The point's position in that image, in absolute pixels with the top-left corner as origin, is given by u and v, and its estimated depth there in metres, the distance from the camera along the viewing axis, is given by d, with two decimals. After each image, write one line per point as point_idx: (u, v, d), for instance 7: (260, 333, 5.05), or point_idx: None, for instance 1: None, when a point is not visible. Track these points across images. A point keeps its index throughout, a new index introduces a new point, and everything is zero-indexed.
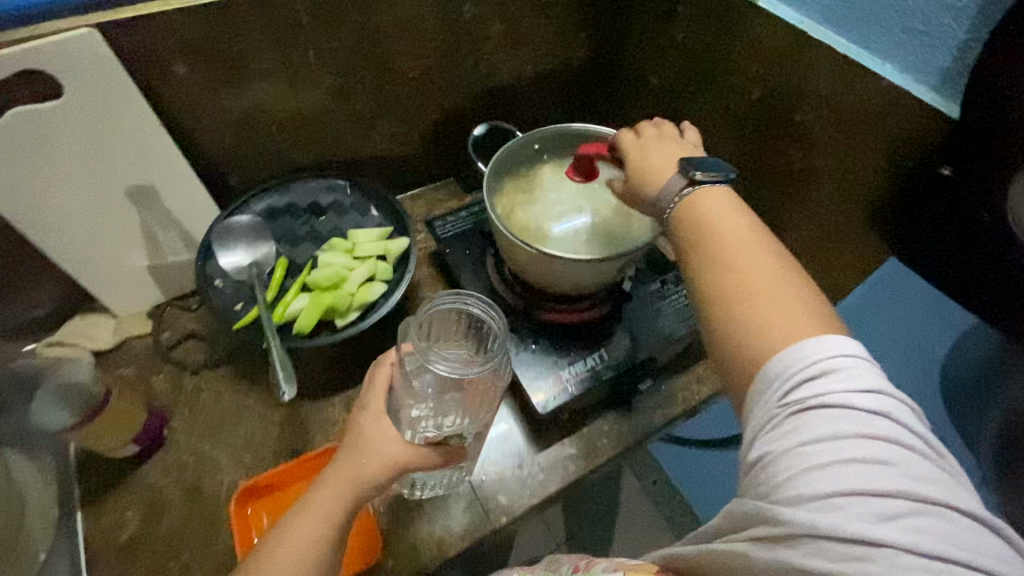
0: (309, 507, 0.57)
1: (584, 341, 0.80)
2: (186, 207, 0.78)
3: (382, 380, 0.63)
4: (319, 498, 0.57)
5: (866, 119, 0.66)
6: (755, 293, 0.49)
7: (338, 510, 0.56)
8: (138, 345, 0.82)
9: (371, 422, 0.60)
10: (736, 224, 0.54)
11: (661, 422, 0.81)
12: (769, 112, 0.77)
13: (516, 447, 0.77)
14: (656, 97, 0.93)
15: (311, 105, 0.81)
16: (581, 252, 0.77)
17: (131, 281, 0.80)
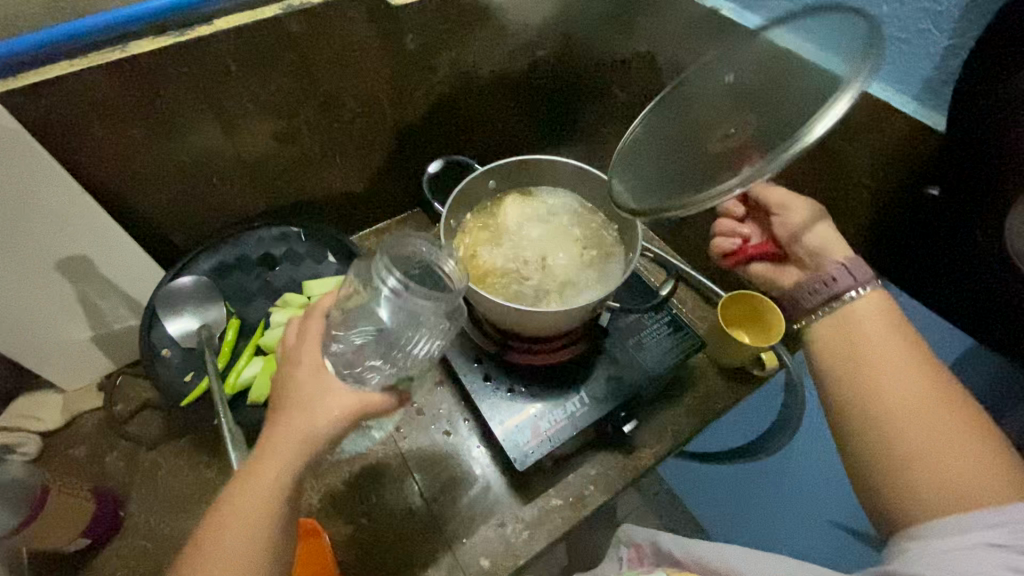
0: (246, 492, 0.46)
1: (563, 384, 0.75)
2: (126, 273, 0.73)
3: (314, 333, 0.51)
4: (256, 481, 0.46)
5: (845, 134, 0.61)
6: (921, 410, 0.47)
7: (281, 491, 0.46)
8: (90, 421, 0.77)
9: (290, 408, 0.48)
10: (897, 347, 0.51)
11: (652, 463, 0.75)
12: None
13: (498, 502, 0.72)
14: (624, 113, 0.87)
15: (253, 152, 0.75)
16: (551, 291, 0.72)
17: (75, 355, 0.75)
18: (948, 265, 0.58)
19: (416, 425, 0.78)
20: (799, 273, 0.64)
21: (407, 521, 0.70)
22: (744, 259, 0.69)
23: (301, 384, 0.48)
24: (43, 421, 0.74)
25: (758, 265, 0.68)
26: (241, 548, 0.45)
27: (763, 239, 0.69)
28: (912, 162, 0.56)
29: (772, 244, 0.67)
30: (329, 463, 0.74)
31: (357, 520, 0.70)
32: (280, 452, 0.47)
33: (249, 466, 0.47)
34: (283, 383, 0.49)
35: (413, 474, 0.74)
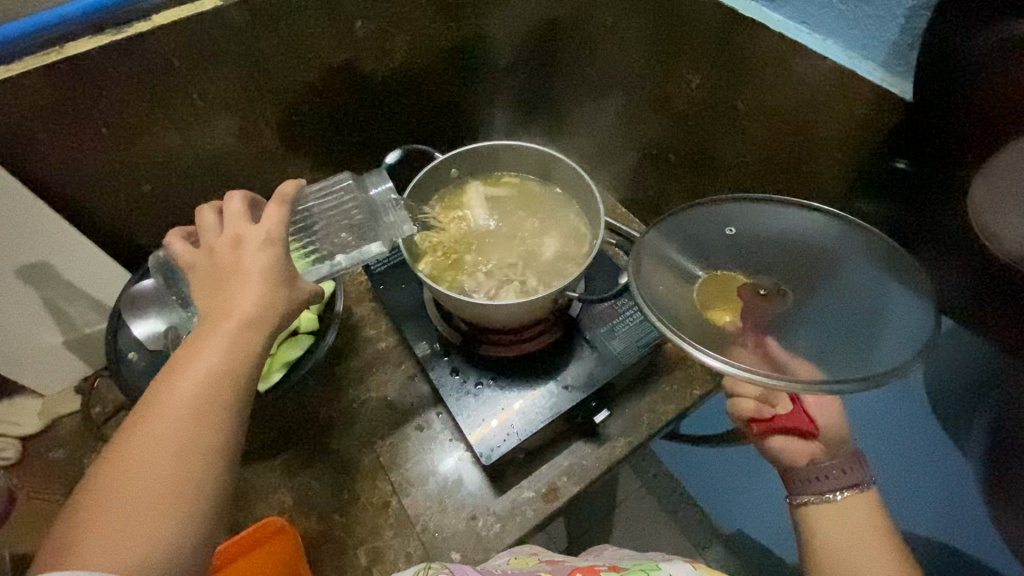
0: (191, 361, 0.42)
1: (532, 373, 0.73)
2: (90, 277, 0.73)
3: (270, 217, 0.48)
4: (208, 349, 0.42)
5: (812, 104, 0.58)
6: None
7: (243, 363, 0.43)
8: (69, 424, 0.78)
9: (238, 285, 0.44)
10: (868, 522, 0.53)
11: (627, 452, 0.74)
12: (708, 103, 0.69)
13: (466, 494, 0.71)
14: (594, 90, 0.84)
15: (210, 149, 0.74)
16: (515, 277, 0.70)
17: (49, 360, 0.76)
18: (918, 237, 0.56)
19: (388, 419, 0.77)
20: (821, 447, 0.56)
21: (378, 516, 0.70)
22: (769, 428, 0.58)
23: (248, 262, 0.46)
24: (22, 426, 0.76)
25: (784, 437, 0.57)
26: (200, 427, 0.40)
27: (792, 404, 0.58)
28: (885, 130, 0.53)
29: (805, 416, 0.57)
30: (302, 459, 0.75)
31: (329, 516, 0.71)
32: (245, 327, 0.43)
33: (198, 342, 0.43)
34: (225, 265, 0.46)
35: (385, 468, 0.73)
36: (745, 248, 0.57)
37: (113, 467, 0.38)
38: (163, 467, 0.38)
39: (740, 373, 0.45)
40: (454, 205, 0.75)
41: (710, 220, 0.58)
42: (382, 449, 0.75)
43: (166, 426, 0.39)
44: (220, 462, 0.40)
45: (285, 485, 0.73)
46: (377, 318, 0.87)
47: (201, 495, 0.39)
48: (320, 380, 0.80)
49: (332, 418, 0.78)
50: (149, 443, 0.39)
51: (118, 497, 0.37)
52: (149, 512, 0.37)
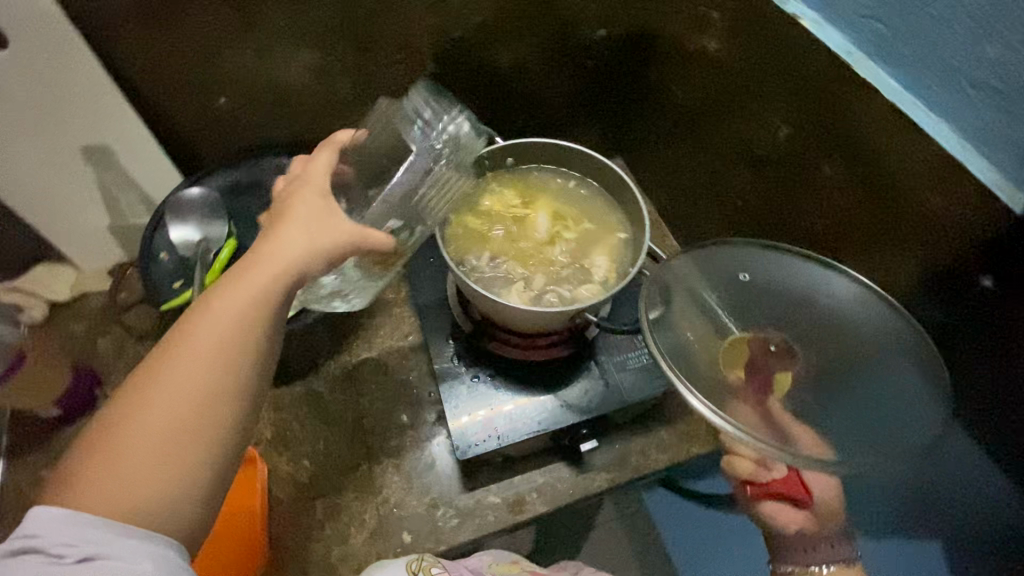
0: (214, 308, 0.40)
1: (531, 383, 0.71)
2: (144, 171, 0.75)
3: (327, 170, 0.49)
4: (231, 299, 0.40)
5: (903, 190, 0.53)
6: None
7: (262, 320, 0.41)
8: (94, 302, 0.82)
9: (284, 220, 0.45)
10: None
11: (605, 488, 0.71)
12: (794, 160, 0.64)
13: (435, 480, 0.70)
14: (677, 115, 0.79)
15: (286, 80, 0.74)
16: (536, 283, 0.67)
17: (92, 238, 0.79)
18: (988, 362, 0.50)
19: (381, 385, 0.77)
20: (814, 517, 0.53)
21: (346, 475, 0.71)
22: (765, 493, 0.53)
23: (298, 215, 0.45)
24: (55, 292, 0.80)
25: (776, 503, 0.53)
26: (218, 374, 0.39)
27: (788, 470, 0.53)
28: (983, 239, 0.48)
29: (801, 486, 0.52)
30: (291, 398, 0.76)
31: (299, 461, 0.71)
32: (271, 283, 0.42)
33: (228, 285, 0.41)
34: (274, 211, 0.46)
35: (365, 431, 0.74)
36: (766, 295, 0.53)
37: (133, 399, 0.37)
38: (180, 408, 0.37)
39: (731, 430, 0.42)
40: (503, 193, 0.72)
41: (726, 261, 0.54)
42: (367, 411, 0.75)
43: (182, 375, 0.38)
44: (230, 416, 0.39)
45: (268, 418, 0.74)
46: (399, 284, 0.87)
47: (213, 442, 0.38)
48: (329, 327, 0.81)
49: (330, 366, 0.79)
50: (163, 381, 0.38)
51: (125, 439, 0.36)
52: (157, 459, 0.36)
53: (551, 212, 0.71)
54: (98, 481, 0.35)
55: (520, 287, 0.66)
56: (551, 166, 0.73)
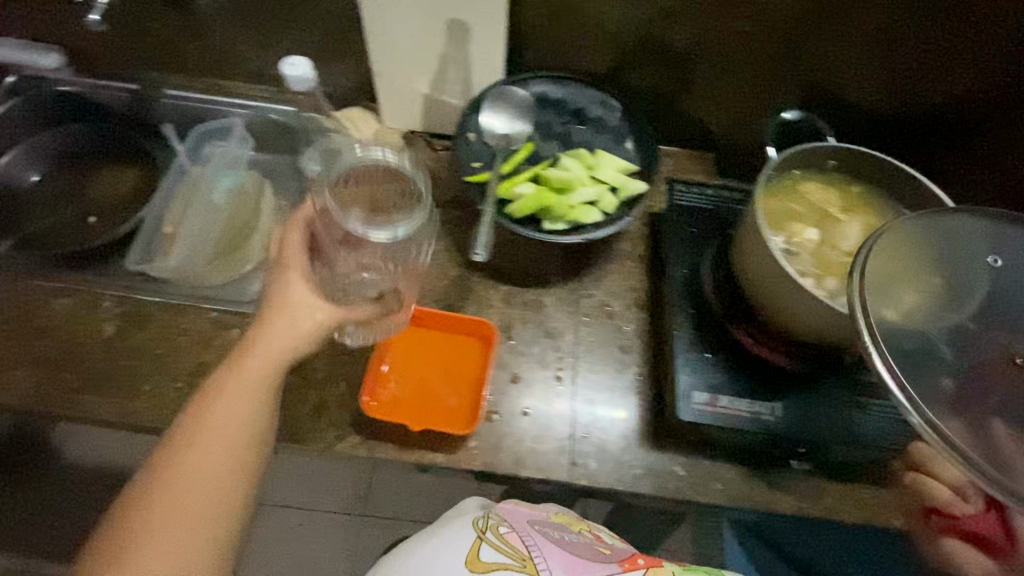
0: (208, 428, 0.56)
1: (761, 384, 0.69)
2: (480, 59, 0.83)
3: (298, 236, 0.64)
4: (216, 424, 0.56)
5: None
6: None
7: (254, 405, 0.57)
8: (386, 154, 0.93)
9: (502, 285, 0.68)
10: None
11: (790, 513, 0.69)
12: None
13: (628, 428, 0.73)
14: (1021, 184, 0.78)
15: (638, 15, 0.80)
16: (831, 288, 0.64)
17: (408, 101, 0.89)
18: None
19: (600, 322, 0.80)
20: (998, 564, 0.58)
21: (550, 387, 0.75)
22: (951, 525, 0.60)
23: (294, 299, 0.60)
24: (361, 134, 0.92)
25: (961, 542, 0.60)
26: (210, 437, 0.55)
27: (988, 509, 0.60)
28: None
29: (997, 526, 0.59)
30: (519, 301, 0.81)
31: (514, 355, 0.77)
32: (244, 375, 0.58)
33: (223, 385, 0.58)
34: (247, 339, 0.60)
35: (575, 355, 0.77)
36: (1014, 284, 0.53)
37: (139, 525, 0.52)
38: (185, 518, 0.54)
39: (948, 454, 0.47)
40: (820, 191, 0.71)
41: (971, 245, 0.55)
42: (582, 339, 0.78)
43: (188, 487, 0.54)
44: (237, 465, 0.56)
45: (496, 308, 0.80)
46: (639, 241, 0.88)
47: (218, 520, 0.55)
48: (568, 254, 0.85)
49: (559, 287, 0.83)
50: (178, 482, 0.54)
51: (147, 553, 0.52)
52: (165, 554, 0.52)
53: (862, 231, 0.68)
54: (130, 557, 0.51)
55: (821, 286, 0.64)
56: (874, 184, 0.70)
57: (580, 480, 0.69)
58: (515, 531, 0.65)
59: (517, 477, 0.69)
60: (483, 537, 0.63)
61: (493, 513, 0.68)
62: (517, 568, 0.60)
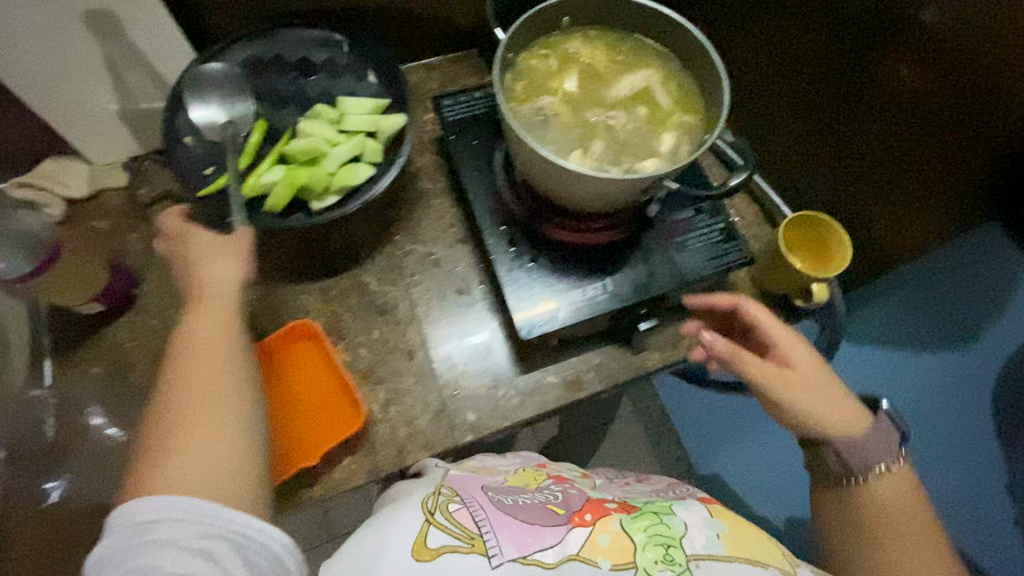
0: (184, 375, 0.48)
1: (593, 265, 0.69)
2: (151, 40, 0.67)
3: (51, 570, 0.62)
4: (189, 377, 0.48)
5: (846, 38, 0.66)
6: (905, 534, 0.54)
7: (224, 338, 0.51)
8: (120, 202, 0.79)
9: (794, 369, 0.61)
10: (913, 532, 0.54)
11: (658, 367, 0.73)
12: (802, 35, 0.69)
13: (495, 365, 0.71)
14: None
15: None
16: (604, 161, 0.60)
17: (100, 125, 0.72)
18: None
19: (430, 275, 0.75)
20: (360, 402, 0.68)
21: (404, 362, 0.71)
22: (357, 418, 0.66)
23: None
24: (71, 188, 0.75)
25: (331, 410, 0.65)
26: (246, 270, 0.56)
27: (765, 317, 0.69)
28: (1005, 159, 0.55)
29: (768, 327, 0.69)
30: (340, 289, 0.74)
31: (356, 349, 0.71)
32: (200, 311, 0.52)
33: (179, 362, 0.49)
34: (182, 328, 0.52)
35: (418, 320, 0.73)
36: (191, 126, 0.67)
37: (159, 455, 0.44)
38: (208, 460, 0.44)
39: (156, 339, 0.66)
40: (582, 50, 0.66)
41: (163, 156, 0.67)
42: (418, 301, 0.74)
43: (194, 452, 0.44)
44: (249, 420, 0.48)
45: (318, 310, 0.72)
46: (437, 173, 0.81)
47: (244, 434, 0.47)
48: (368, 219, 0.77)
49: (375, 258, 0.76)
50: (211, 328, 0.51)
51: (184, 472, 0.43)
52: (195, 454, 0.44)
53: (634, 80, 0.65)
54: (174, 459, 0.44)
55: (602, 164, 0.60)
56: (622, 24, 0.65)
57: (467, 436, 0.67)
58: (466, 505, 0.54)
59: (408, 466, 0.66)
60: (429, 522, 0.52)
61: (444, 486, 0.57)
62: (470, 550, 0.50)
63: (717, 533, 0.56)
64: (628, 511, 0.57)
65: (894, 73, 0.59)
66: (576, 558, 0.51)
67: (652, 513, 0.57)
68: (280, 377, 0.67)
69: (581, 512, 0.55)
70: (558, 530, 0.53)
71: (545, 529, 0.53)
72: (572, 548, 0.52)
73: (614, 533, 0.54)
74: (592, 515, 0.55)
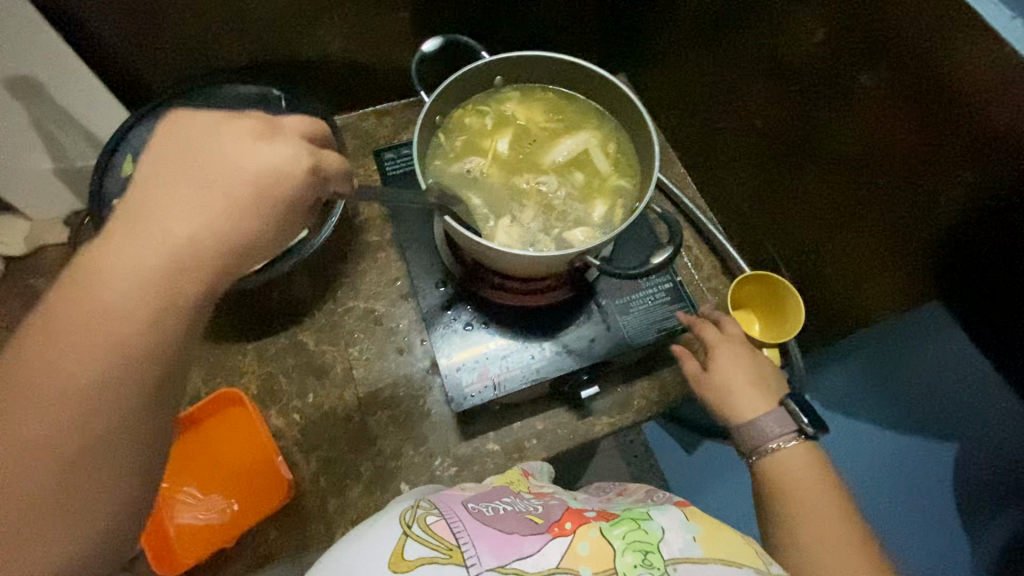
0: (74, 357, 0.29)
1: (533, 328, 0.66)
2: (81, 104, 0.68)
3: None
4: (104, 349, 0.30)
5: (787, 75, 0.59)
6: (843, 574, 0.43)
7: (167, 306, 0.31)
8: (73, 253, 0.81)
9: (721, 358, 0.59)
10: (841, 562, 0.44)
11: (606, 433, 0.69)
12: (751, 69, 0.64)
13: (434, 432, 0.68)
14: (686, 39, 0.71)
15: None
16: (534, 237, 0.59)
17: (39, 184, 0.77)
18: (977, 314, 0.50)
19: (371, 333, 0.72)
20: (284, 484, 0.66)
21: (336, 427, 0.68)
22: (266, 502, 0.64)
23: None
24: None
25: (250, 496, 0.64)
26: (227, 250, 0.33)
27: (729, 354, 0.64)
28: (964, 219, 0.47)
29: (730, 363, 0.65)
30: (276, 349, 0.72)
31: (289, 415, 0.69)
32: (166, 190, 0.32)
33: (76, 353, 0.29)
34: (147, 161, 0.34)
35: (355, 382, 0.70)
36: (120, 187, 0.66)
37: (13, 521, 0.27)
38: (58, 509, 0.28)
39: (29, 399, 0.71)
40: (518, 110, 0.64)
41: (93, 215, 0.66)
42: (356, 362, 0.71)
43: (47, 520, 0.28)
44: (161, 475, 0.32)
45: (253, 372, 0.70)
46: (383, 224, 0.79)
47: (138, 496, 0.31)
48: (309, 274, 0.75)
49: (315, 315, 0.73)
50: (120, 345, 0.29)
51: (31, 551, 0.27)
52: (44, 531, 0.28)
53: (571, 144, 0.64)
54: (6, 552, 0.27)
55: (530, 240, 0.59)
56: (559, 84, 0.63)
57: None
58: (445, 516, 0.41)
59: (334, 540, 0.64)
60: (406, 537, 0.39)
61: (422, 500, 0.44)
62: (446, 561, 0.37)
63: (696, 537, 0.42)
64: (607, 518, 0.44)
65: (838, 130, 0.56)
66: (557, 571, 0.38)
67: (627, 517, 0.43)
68: (212, 452, 0.66)
69: (562, 520, 0.43)
70: (539, 542, 0.39)
71: (521, 537, 0.39)
72: (551, 558, 0.38)
73: (596, 540, 0.40)
74: (574, 523, 0.42)
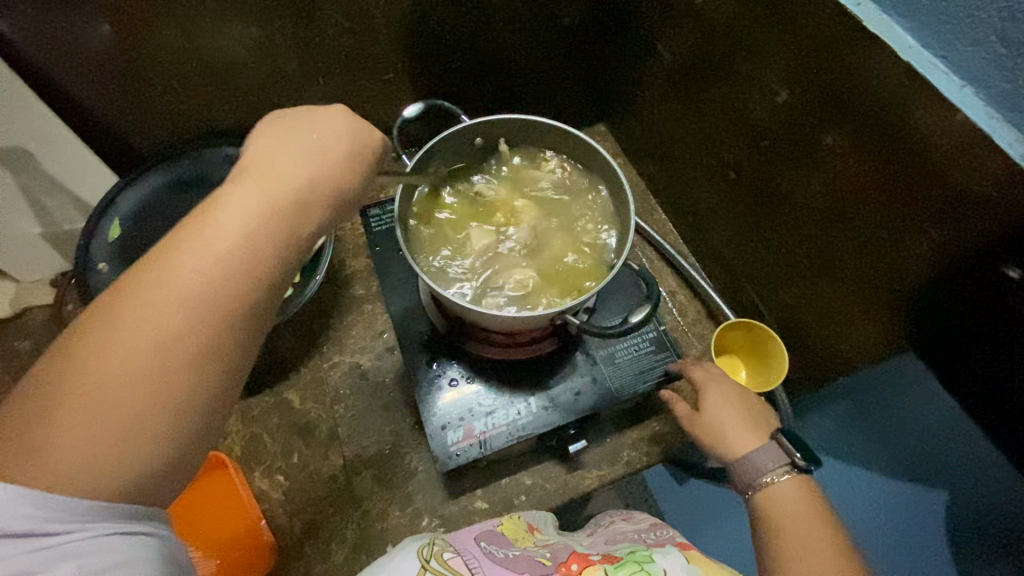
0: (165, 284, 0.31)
1: (518, 383, 0.66)
2: (69, 170, 0.70)
3: None
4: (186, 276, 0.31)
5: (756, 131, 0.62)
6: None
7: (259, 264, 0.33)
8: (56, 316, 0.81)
9: (712, 396, 0.59)
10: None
11: (596, 487, 0.68)
12: (722, 125, 0.66)
13: (420, 490, 0.67)
14: (661, 94, 0.74)
15: (221, 53, 0.64)
16: (517, 295, 0.61)
17: (28, 247, 0.78)
18: (948, 368, 0.51)
19: (357, 390, 0.72)
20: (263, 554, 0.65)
21: (321, 487, 0.67)
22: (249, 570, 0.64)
23: None
24: None
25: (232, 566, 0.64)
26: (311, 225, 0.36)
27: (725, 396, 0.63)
28: (937, 270, 0.48)
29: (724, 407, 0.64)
30: (260, 409, 0.71)
31: (273, 476, 0.67)
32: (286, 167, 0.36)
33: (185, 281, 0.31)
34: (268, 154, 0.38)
35: (340, 442, 0.69)
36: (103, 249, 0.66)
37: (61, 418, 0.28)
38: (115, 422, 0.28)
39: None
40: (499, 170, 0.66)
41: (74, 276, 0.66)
42: (341, 420, 0.70)
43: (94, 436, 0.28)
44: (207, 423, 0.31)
45: (236, 432, 0.70)
46: (369, 277, 0.80)
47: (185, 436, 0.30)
48: (296, 330, 0.75)
49: (301, 372, 0.73)
50: (222, 289, 0.32)
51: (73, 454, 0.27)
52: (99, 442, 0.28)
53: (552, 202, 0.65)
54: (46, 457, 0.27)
55: (514, 300, 0.60)
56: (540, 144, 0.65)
57: None
58: (461, 554, 0.42)
59: None
60: (424, 568, 0.39)
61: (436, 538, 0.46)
62: None
63: None
64: (612, 560, 0.43)
65: (808, 182, 0.58)
66: None
67: (631, 560, 0.42)
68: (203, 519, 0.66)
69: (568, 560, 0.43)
70: None
71: None
72: None
73: None
74: (580, 564, 0.42)
